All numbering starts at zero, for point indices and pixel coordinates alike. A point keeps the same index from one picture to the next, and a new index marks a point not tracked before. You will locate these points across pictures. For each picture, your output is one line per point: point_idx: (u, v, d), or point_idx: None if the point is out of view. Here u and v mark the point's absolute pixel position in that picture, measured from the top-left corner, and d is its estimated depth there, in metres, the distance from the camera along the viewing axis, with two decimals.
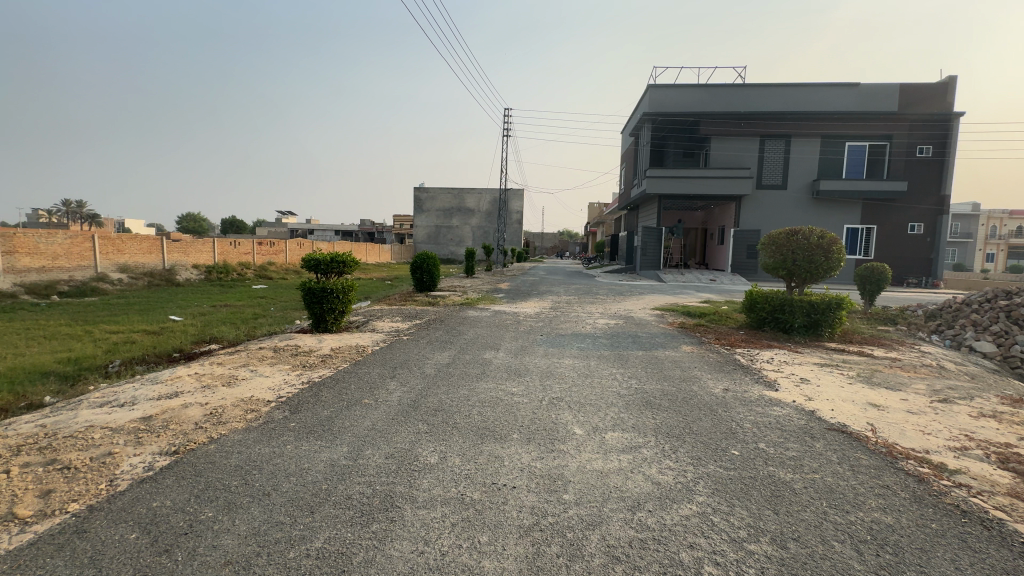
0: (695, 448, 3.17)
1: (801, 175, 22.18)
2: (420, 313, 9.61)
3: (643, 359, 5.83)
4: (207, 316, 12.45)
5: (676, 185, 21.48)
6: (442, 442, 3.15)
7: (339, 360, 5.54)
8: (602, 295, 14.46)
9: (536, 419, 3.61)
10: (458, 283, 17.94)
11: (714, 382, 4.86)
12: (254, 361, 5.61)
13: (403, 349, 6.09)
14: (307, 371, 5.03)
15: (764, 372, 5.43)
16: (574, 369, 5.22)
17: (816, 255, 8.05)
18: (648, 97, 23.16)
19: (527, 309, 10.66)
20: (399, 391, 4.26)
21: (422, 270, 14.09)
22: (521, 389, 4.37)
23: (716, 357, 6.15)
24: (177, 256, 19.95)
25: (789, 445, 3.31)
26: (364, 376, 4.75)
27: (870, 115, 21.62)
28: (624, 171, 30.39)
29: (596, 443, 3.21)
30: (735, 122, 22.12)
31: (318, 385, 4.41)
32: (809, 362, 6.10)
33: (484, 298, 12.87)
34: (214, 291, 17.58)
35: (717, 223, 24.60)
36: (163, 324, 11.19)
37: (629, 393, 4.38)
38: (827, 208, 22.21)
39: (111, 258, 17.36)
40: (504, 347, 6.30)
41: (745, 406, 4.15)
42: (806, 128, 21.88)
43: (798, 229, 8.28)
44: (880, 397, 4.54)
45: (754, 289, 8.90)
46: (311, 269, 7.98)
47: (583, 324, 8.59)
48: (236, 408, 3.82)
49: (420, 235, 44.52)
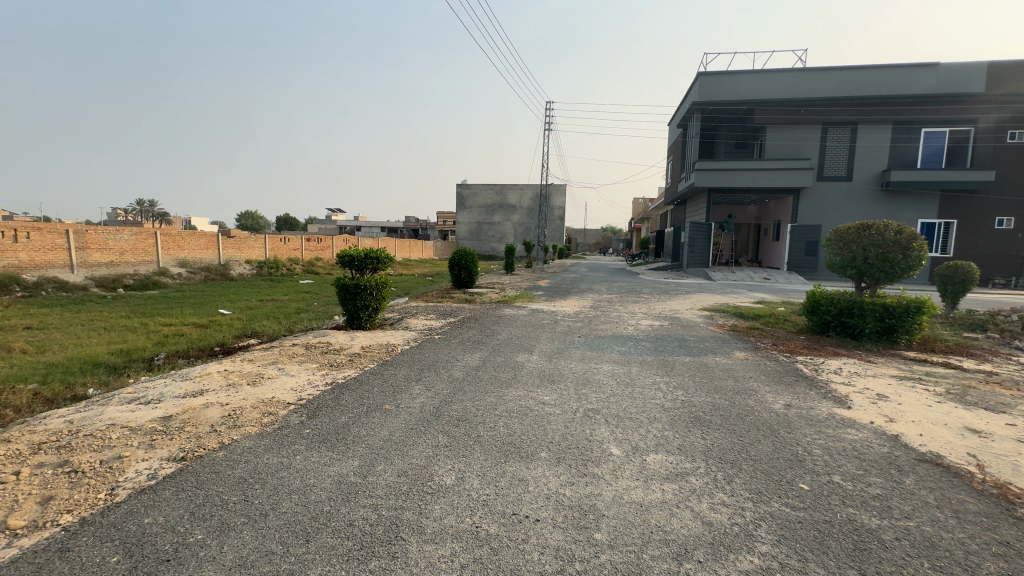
0: (754, 479, 2.70)
1: (869, 166, 20.42)
2: (455, 311, 9.40)
3: (691, 366, 5.29)
4: (254, 310, 12.84)
5: (727, 178, 20.30)
6: (461, 459, 2.84)
7: (366, 360, 5.35)
8: (645, 294, 13.80)
9: (567, 436, 3.23)
10: (496, 280, 17.74)
11: (773, 396, 4.30)
12: (284, 359, 5.54)
13: (433, 350, 5.85)
14: (333, 371, 4.87)
15: (832, 385, 4.77)
16: (613, 376, 4.78)
17: (893, 253, 7.16)
18: (697, 85, 22.01)
19: (565, 307, 10.22)
20: (423, 397, 4.00)
21: (460, 267, 13.94)
22: (553, 399, 3.99)
23: (774, 365, 5.52)
24: (232, 252, 20.88)
25: (872, 480, 2.76)
26: (389, 378, 4.53)
27: (952, 97, 19.59)
28: (671, 164, 29.19)
29: (636, 467, 2.80)
30: (794, 110, 20.69)
31: (340, 387, 4.22)
32: (886, 375, 5.35)
33: (522, 296, 12.53)
34: (263, 286, 18.21)
35: (772, 218, 23.11)
36: (213, 318, 11.61)
37: (675, 406, 3.90)
38: (898, 202, 20.35)
39: (172, 254, 18.37)
40: (538, 349, 5.93)
41: (813, 427, 3.60)
42: (875, 114, 20.12)
43: (871, 224, 7.43)
44: (980, 421, 3.84)
45: (817, 289, 8.10)
46: (345, 265, 7.90)
47: (624, 325, 8.10)
48: (254, 410, 3.67)
49: (462, 231, 44.81)
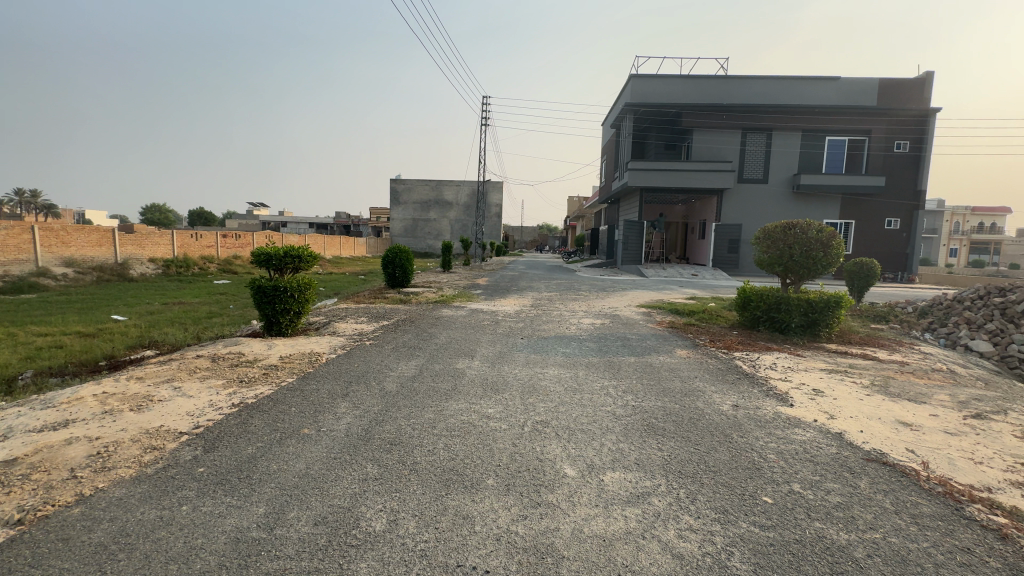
0: (717, 495, 2.51)
1: (783, 170, 21.99)
2: (389, 313, 8.78)
3: (637, 367, 5.16)
4: (156, 315, 11.33)
5: (658, 178, 20.98)
6: (394, 495, 2.41)
7: (284, 373, 4.68)
8: (583, 291, 13.85)
9: (517, 456, 2.88)
10: (433, 278, 17.11)
11: (720, 396, 4.24)
12: (182, 375, 4.71)
13: (363, 358, 5.27)
14: (242, 390, 4.17)
15: (771, 382, 4.81)
16: (560, 381, 4.50)
17: (816, 250, 7.53)
18: (630, 87, 22.61)
19: (506, 307, 9.92)
20: (350, 416, 3.49)
21: (395, 265, 13.21)
22: (498, 412, 3.62)
23: (715, 363, 5.53)
24: (132, 249, 18.47)
25: (830, 487, 2.66)
26: (310, 395, 3.93)
27: (850, 110, 21.56)
28: (605, 164, 29.87)
29: (594, 490, 2.52)
30: (718, 115, 21.78)
31: (249, 409, 3.59)
32: (817, 369, 5.54)
33: (460, 295, 12.09)
34: (169, 287, 16.27)
35: (698, 217, 24.29)
36: (103, 325, 10.06)
37: (626, 413, 3.69)
38: (808, 203, 22.10)
39: (54, 252, 15.90)
40: (479, 354, 5.55)
41: (763, 428, 3.51)
42: (788, 121, 21.66)
43: (795, 223, 7.76)
44: (908, 413, 3.99)
45: (746, 286, 8.38)
46: (261, 265, 6.99)
47: (566, 324, 7.94)
48: (132, 446, 2.97)
49: (397, 228, 43.28)
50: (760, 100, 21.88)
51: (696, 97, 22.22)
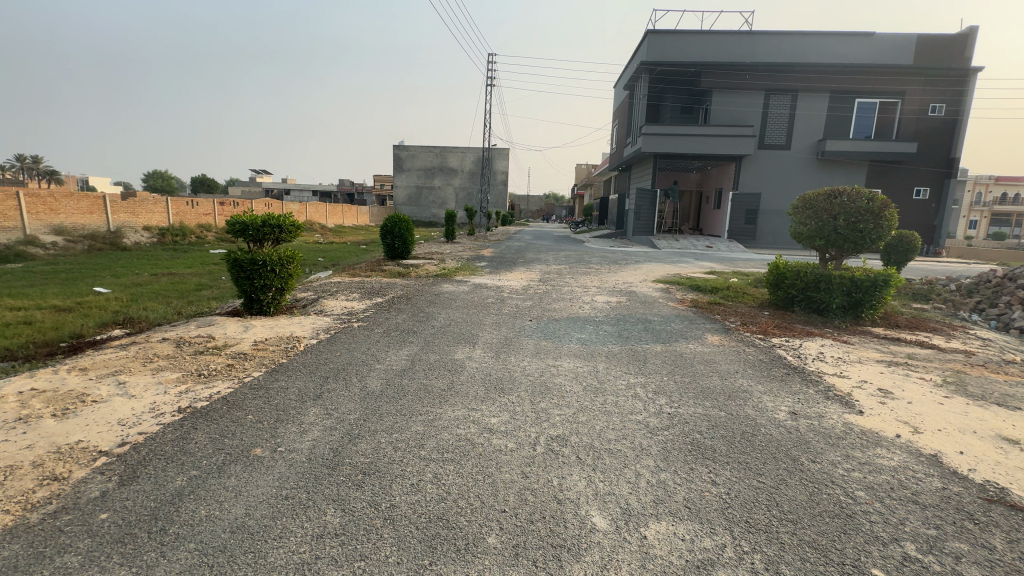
0: (808, 567, 1.80)
1: (807, 135, 20.65)
2: (384, 288, 8.04)
3: (664, 358, 4.40)
4: (141, 288, 10.66)
5: (674, 143, 19.70)
6: (356, 567, 1.71)
7: (251, 366, 3.96)
8: (595, 264, 13.04)
9: (528, 496, 2.18)
10: (435, 249, 16.32)
11: (772, 399, 3.50)
12: (134, 366, 4.00)
13: (347, 346, 4.54)
14: (195, 388, 3.47)
15: (827, 378, 4.07)
16: (577, 379, 3.74)
17: (864, 222, 6.62)
18: (646, 43, 21.02)
19: (512, 282, 9.14)
20: (317, 430, 2.77)
21: (393, 235, 12.39)
22: (503, 424, 2.91)
23: (754, 353, 4.75)
24: (125, 216, 17.66)
25: (956, 550, 1.94)
26: (274, 398, 3.23)
27: (884, 68, 19.98)
28: (617, 128, 28.43)
29: (636, 558, 1.81)
30: (739, 74, 20.32)
31: (195, 418, 2.91)
32: (872, 361, 4.76)
33: (463, 268, 11.30)
34: (162, 256, 15.61)
35: (714, 185, 23.09)
36: (83, 298, 9.41)
37: (663, 427, 2.95)
38: (832, 171, 20.80)
39: (42, 220, 15.14)
40: (482, 340, 4.82)
41: (837, 448, 2.78)
42: (815, 82, 20.18)
43: (841, 190, 6.88)
44: (1007, 425, 3.23)
45: (778, 260, 7.58)
46: (236, 235, 6.16)
47: (579, 302, 7.20)
48: (27, 475, 2.27)
49: (401, 195, 42.22)
50: (785, 58, 20.30)
51: (717, 55, 20.64)
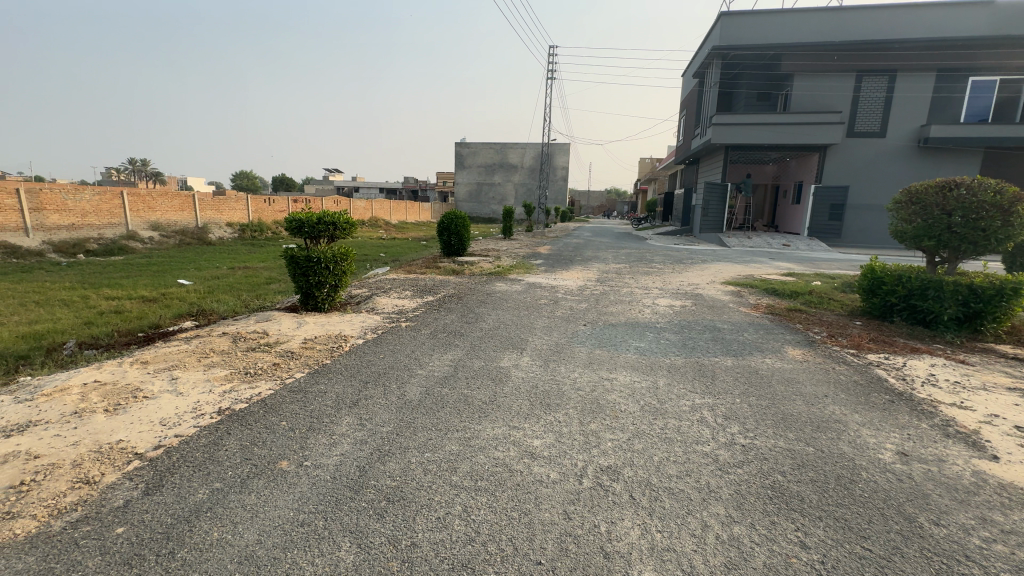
0: None
1: (906, 119, 18.36)
2: (437, 286, 7.95)
3: (736, 375, 3.86)
4: (219, 280, 11.37)
5: (747, 132, 18.26)
6: None
7: (295, 366, 3.92)
8: (657, 263, 12.33)
9: (569, 545, 1.85)
10: (492, 246, 16.24)
11: (873, 435, 2.91)
12: (189, 361, 4.09)
13: (391, 348, 4.41)
14: (239, 387, 3.45)
15: (944, 410, 3.36)
16: (634, 396, 3.34)
17: (986, 219, 5.58)
18: (719, 26, 19.63)
19: (568, 282, 8.72)
20: (347, 443, 2.60)
21: (450, 232, 12.38)
22: (547, 448, 2.58)
23: (846, 373, 4.07)
24: (211, 214, 19.16)
25: None
26: (311, 403, 3.11)
27: (1006, 41, 17.31)
28: (684, 119, 26.94)
29: None
30: (827, 55, 18.45)
31: (231, 422, 2.84)
32: (1001, 389, 3.93)
33: (518, 265, 11.05)
34: (241, 251, 16.70)
35: (794, 178, 21.20)
36: (167, 290, 10.14)
37: (737, 464, 2.50)
38: (937, 160, 18.34)
39: (141, 216, 16.65)
40: (532, 346, 4.51)
41: (967, 509, 2.20)
42: (917, 60, 17.90)
43: (958, 181, 5.86)
44: None
45: (874, 262, 6.68)
46: (294, 232, 6.28)
47: (638, 305, 6.71)
48: (63, 476, 2.26)
49: (461, 192, 42.81)
50: (882, 35, 18.16)
51: (800, 35, 18.88)
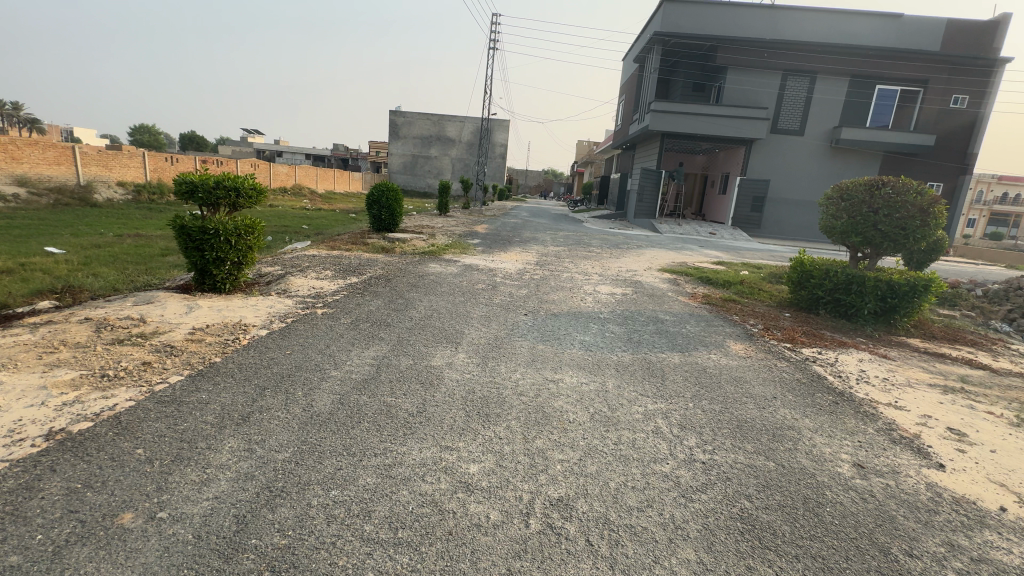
0: None
1: (823, 120, 19.65)
2: (362, 265, 7.17)
3: (686, 374, 3.64)
4: (100, 250, 9.66)
5: (683, 121, 18.59)
6: None
7: (173, 366, 3.14)
8: (595, 247, 12.21)
9: None
10: (426, 222, 15.37)
11: (825, 444, 2.78)
12: (23, 360, 3.14)
13: (301, 342, 3.72)
14: (87, 398, 2.64)
15: (884, 412, 3.35)
16: (583, 402, 2.99)
17: (907, 218, 5.85)
18: (661, 13, 19.69)
19: (506, 264, 8.26)
20: (226, 479, 1.99)
21: (380, 205, 11.43)
22: (486, 477, 2.14)
23: (789, 371, 3.99)
24: (96, 170, 16.42)
25: None
26: (184, 420, 2.42)
27: (908, 54, 18.92)
28: (623, 103, 27.13)
29: None
30: (758, 52, 19.19)
31: (59, 454, 2.08)
32: (925, 386, 4.03)
33: (454, 245, 10.42)
34: (133, 216, 14.47)
35: (721, 169, 22.13)
36: (30, 259, 8.40)
37: (700, 487, 2.20)
38: (845, 160, 19.87)
39: (2, 168, 13.87)
40: (468, 340, 4.02)
41: (934, 533, 2.06)
42: (836, 64, 19.07)
43: (884, 181, 6.08)
44: None
45: (803, 256, 6.84)
46: (184, 198, 5.25)
47: (580, 293, 6.41)
48: None
49: (395, 164, 40.71)
50: (807, 37, 19.11)
51: (735, 29, 19.41)
